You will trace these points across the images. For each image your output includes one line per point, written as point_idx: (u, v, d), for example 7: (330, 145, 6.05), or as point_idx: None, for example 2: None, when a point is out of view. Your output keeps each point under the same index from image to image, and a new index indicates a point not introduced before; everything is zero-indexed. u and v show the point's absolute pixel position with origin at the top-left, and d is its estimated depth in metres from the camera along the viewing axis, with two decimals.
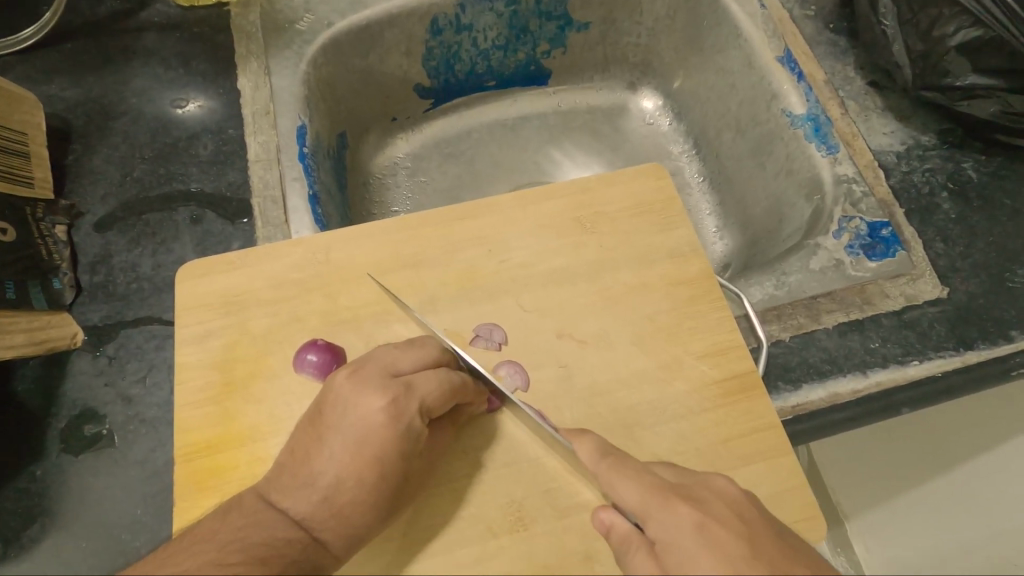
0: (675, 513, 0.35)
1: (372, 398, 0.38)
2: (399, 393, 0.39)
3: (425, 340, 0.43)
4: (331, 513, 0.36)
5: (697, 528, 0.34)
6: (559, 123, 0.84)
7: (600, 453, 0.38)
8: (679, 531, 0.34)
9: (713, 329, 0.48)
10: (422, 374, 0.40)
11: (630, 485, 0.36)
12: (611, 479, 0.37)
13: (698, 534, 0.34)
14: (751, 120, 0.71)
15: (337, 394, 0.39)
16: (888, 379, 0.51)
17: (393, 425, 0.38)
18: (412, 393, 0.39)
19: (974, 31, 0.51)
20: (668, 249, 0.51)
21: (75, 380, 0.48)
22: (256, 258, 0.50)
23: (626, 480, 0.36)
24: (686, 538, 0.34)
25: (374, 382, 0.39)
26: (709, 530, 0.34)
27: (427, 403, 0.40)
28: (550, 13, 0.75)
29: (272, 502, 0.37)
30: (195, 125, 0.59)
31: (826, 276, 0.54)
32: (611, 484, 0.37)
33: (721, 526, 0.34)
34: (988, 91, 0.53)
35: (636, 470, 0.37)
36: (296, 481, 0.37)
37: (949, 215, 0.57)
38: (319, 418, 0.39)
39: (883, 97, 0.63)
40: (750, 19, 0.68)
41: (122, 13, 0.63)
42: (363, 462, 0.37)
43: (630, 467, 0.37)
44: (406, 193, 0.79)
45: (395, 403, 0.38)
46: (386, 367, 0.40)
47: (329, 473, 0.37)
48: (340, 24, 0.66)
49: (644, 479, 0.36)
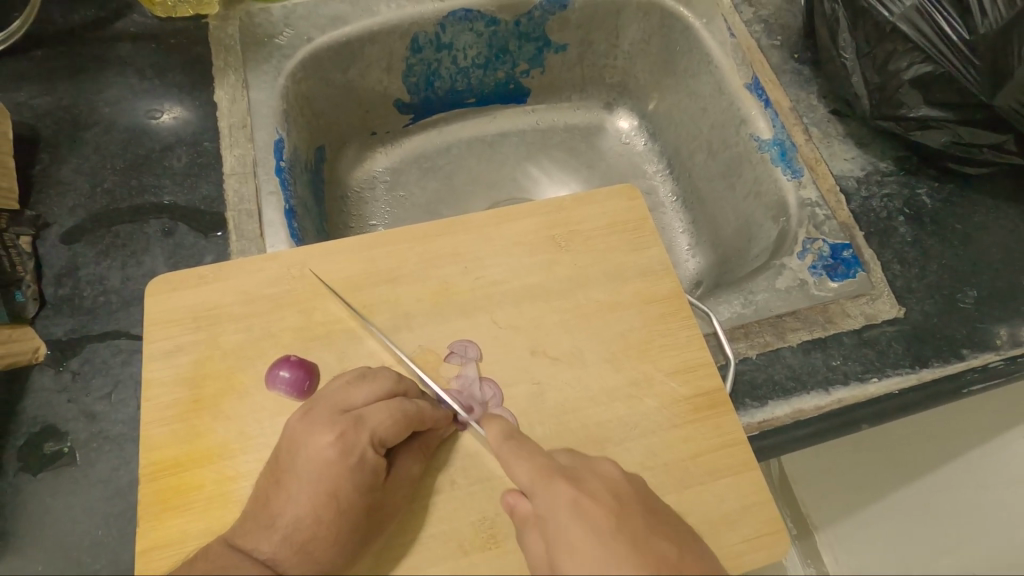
0: (557, 491, 0.37)
1: (321, 434, 0.39)
2: (348, 427, 0.39)
3: (377, 372, 0.43)
4: (293, 551, 0.36)
5: (580, 502, 0.37)
6: (538, 141, 0.85)
7: (506, 436, 0.41)
8: (557, 505, 0.37)
9: (683, 347, 0.50)
10: (373, 407, 0.41)
11: (522, 462, 0.39)
12: (506, 454, 0.40)
13: (575, 511, 0.36)
14: (721, 144, 0.73)
15: (290, 436, 0.40)
16: (849, 396, 0.53)
17: (345, 460, 0.38)
18: (361, 427, 0.39)
19: (925, 67, 0.53)
20: (640, 268, 0.53)
21: (36, 396, 0.47)
22: (231, 272, 0.49)
23: (518, 458, 0.39)
24: (570, 515, 0.36)
25: (322, 420, 0.40)
26: (581, 505, 0.37)
27: (378, 435, 0.40)
28: (529, 35, 0.76)
29: (236, 544, 0.37)
30: (170, 137, 0.59)
31: (791, 295, 0.57)
32: (506, 461, 0.40)
33: (585, 496, 0.37)
34: (940, 123, 0.56)
35: (531, 451, 0.40)
36: (257, 523, 0.37)
37: (905, 238, 0.60)
38: (276, 463, 0.39)
39: (844, 124, 0.66)
40: (720, 47, 0.71)
41: (97, 22, 0.63)
42: (316, 497, 0.37)
43: (526, 448, 0.40)
44: (384, 207, 0.79)
45: (344, 437, 0.39)
46: (337, 404, 0.41)
47: (287, 515, 0.37)
48: (321, 40, 0.66)
49: (536, 460, 0.39)
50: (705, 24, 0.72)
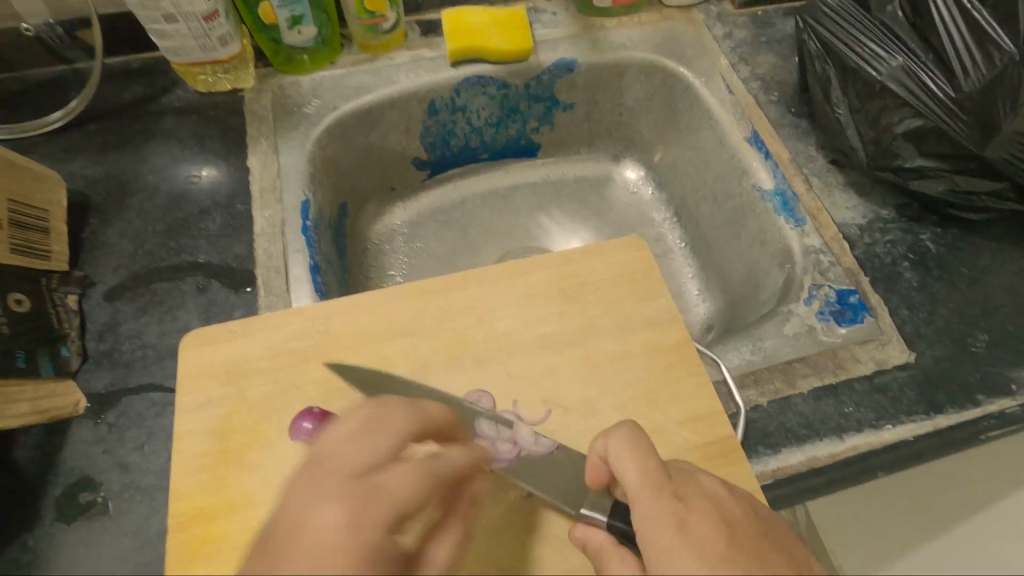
0: (685, 502, 0.35)
1: (341, 430, 0.38)
2: (368, 421, 0.39)
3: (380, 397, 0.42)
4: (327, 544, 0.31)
5: (701, 509, 0.35)
6: (548, 193, 0.89)
7: (628, 437, 0.39)
8: (661, 524, 0.35)
9: (692, 395, 0.51)
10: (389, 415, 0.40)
11: (634, 464, 0.37)
12: (619, 452, 0.38)
13: (707, 524, 0.34)
14: (725, 194, 0.76)
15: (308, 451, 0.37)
16: (864, 443, 0.53)
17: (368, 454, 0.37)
18: (382, 432, 0.39)
19: (916, 121, 0.56)
20: (648, 318, 0.55)
21: (74, 447, 0.50)
22: (259, 327, 0.53)
23: (629, 460, 0.38)
24: (695, 525, 0.34)
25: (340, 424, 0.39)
26: (688, 524, 0.34)
27: (403, 429, 0.39)
28: (538, 96, 0.81)
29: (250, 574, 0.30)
30: (206, 200, 0.64)
31: (799, 341, 0.58)
32: (615, 462, 0.38)
33: (703, 504, 0.35)
34: (936, 172, 0.58)
35: (634, 455, 0.38)
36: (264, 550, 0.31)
37: (911, 283, 0.61)
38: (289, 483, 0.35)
39: (844, 174, 0.68)
40: (719, 104, 0.75)
41: (145, 99, 0.69)
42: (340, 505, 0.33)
43: (627, 455, 0.38)
44: (402, 258, 0.82)
45: (365, 427, 0.38)
46: (387, 432, 0.39)
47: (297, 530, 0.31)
48: (345, 107, 0.72)
49: (638, 467, 0.37)
50: (705, 83, 0.77)
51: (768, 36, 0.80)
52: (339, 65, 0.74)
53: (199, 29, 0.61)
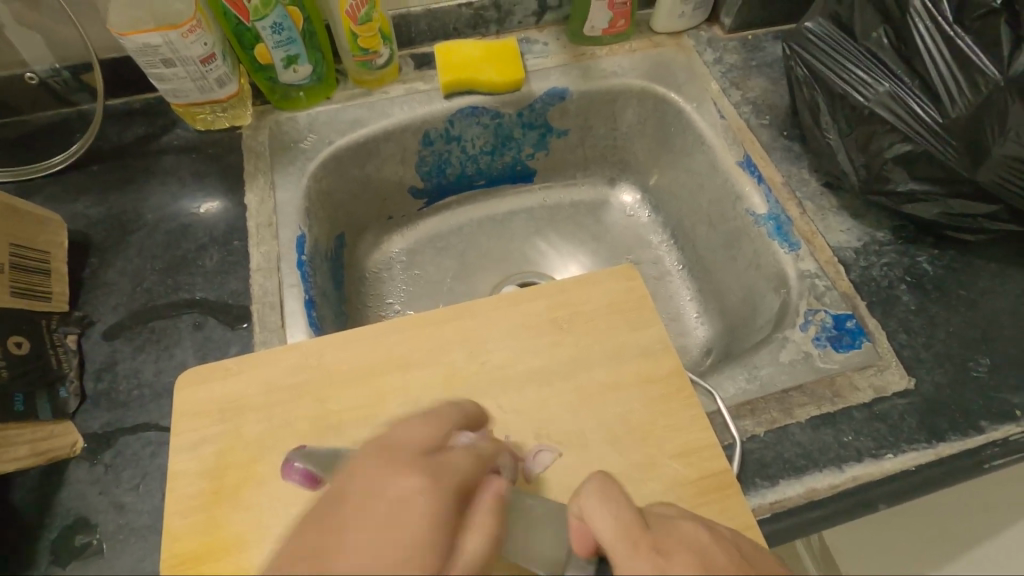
0: (666, 542, 0.34)
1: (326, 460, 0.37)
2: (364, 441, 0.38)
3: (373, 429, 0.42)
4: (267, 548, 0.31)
5: (686, 550, 0.33)
6: (545, 217, 0.90)
7: (597, 487, 0.37)
8: None
9: (686, 427, 0.50)
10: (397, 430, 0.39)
11: (609, 517, 0.35)
12: (591, 505, 0.36)
13: (698, 557, 0.33)
14: (720, 217, 0.76)
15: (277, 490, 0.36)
16: (864, 473, 0.52)
17: (391, 463, 0.34)
18: (395, 444, 0.36)
19: (905, 146, 0.56)
20: (640, 348, 0.54)
21: (71, 488, 0.50)
22: (252, 365, 0.53)
23: (602, 508, 0.36)
24: (687, 566, 0.32)
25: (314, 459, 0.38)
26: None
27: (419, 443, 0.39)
28: (532, 123, 0.82)
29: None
30: (204, 237, 0.65)
31: (795, 368, 0.57)
32: (589, 513, 0.36)
33: (687, 541, 0.34)
34: (929, 195, 0.58)
35: (609, 503, 0.36)
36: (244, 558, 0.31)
37: (909, 306, 0.60)
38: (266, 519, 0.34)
39: (838, 196, 0.68)
40: (711, 128, 0.76)
41: (146, 138, 0.71)
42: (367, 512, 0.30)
43: (600, 503, 0.36)
44: (400, 286, 0.83)
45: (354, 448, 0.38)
46: (379, 460, 0.34)
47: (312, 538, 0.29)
48: (341, 141, 0.73)
49: (613, 517, 0.35)
50: (696, 107, 0.77)
51: (758, 60, 0.80)
52: (335, 101, 0.76)
53: (196, 72, 0.63)
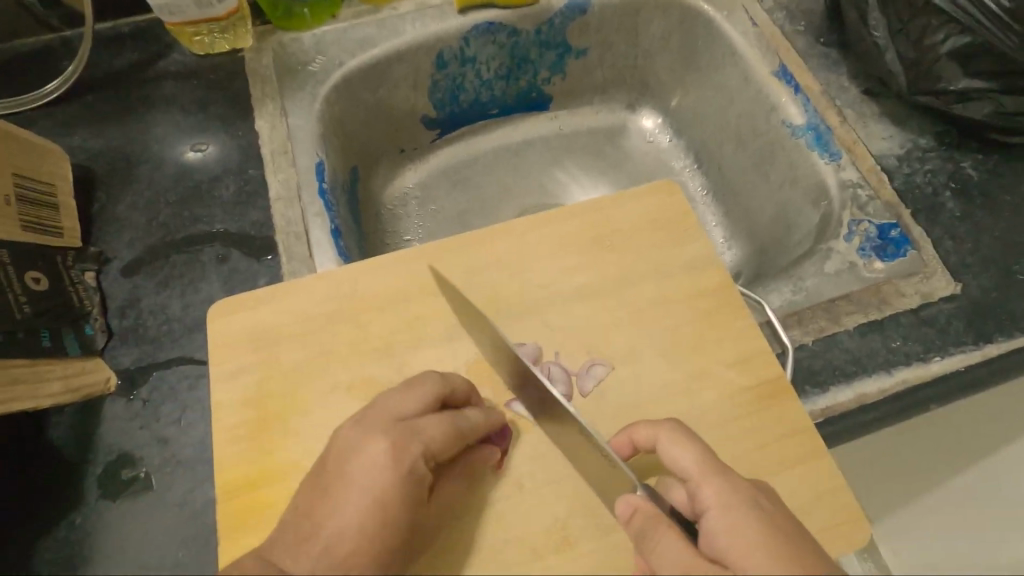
0: (731, 482, 0.37)
1: (375, 443, 0.37)
2: (402, 437, 0.38)
3: (422, 378, 0.41)
4: (338, 560, 0.35)
5: (744, 493, 0.37)
6: (563, 145, 0.86)
7: (679, 427, 0.41)
8: (721, 499, 0.37)
9: (739, 337, 0.49)
10: (426, 417, 0.39)
11: (693, 449, 0.39)
12: (672, 440, 0.40)
13: (752, 503, 0.36)
14: (751, 133, 0.73)
15: (341, 445, 0.38)
16: (912, 376, 0.51)
17: (399, 467, 0.37)
18: (416, 436, 0.38)
19: (962, 38, 0.53)
20: (686, 261, 0.53)
21: (110, 424, 0.49)
22: (287, 293, 0.51)
23: (685, 446, 0.39)
24: (743, 504, 0.36)
25: (377, 427, 0.38)
26: (746, 499, 0.37)
27: (432, 447, 0.38)
28: (550, 42, 0.77)
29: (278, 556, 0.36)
30: (216, 168, 0.61)
31: (840, 278, 0.56)
32: (671, 448, 0.39)
33: (746, 486, 0.37)
34: (982, 93, 0.56)
35: (691, 438, 0.40)
36: (299, 536, 0.36)
37: (953, 213, 0.59)
38: (323, 473, 0.38)
39: (878, 103, 0.65)
40: (743, 38, 0.71)
41: (141, 64, 0.65)
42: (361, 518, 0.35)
43: (684, 436, 0.40)
44: (417, 222, 0.80)
45: (398, 445, 0.37)
46: (368, 474, 0.36)
47: (337, 522, 0.35)
48: (351, 63, 0.68)
49: (698, 448, 0.39)
50: (727, 16, 0.73)
51: None
52: (341, 18, 0.70)
53: None
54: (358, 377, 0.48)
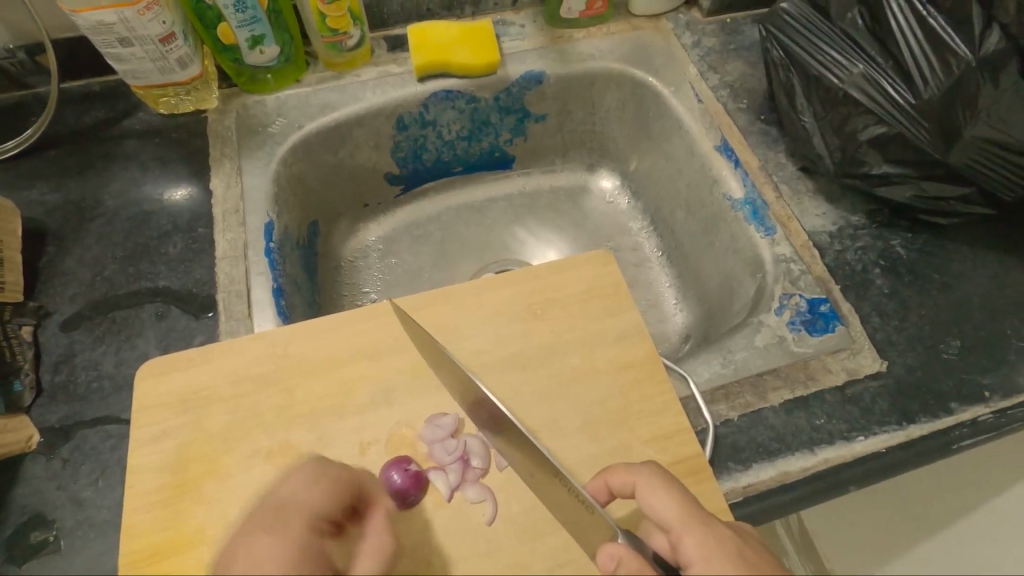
0: (711, 533, 0.36)
1: (252, 530, 0.37)
2: (276, 508, 0.38)
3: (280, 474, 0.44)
4: None
5: (724, 544, 0.36)
6: (524, 204, 0.89)
7: (655, 472, 0.40)
8: (703, 554, 0.35)
9: (660, 413, 0.50)
10: (299, 488, 0.41)
11: (671, 497, 0.38)
12: (650, 488, 0.39)
13: (734, 554, 0.35)
14: (698, 202, 0.75)
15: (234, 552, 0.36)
16: (835, 456, 0.52)
17: (289, 533, 0.36)
18: (292, 498, 0.39)
19: (879, 128, 0.55)
20: (615, 334, 0.54)
21: (26, 483, 0.48)
22: (217, 354, 0.51)
23: (661, 493, 0.38)
24: (722, 555, 0.35)
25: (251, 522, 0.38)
26: (731, 553, 0.35)
27: (315, 508, 0.39)
28: (509, 108, 0.80)
29: None
30: (168, 224, 0.63)
31: (769, 353, 0.57)
32: (648, 495, 0.38)
33: (726, 536, 0.36)
34: (902, 178, 0.58)
35: (669, 484, 0.38)
36: None
37: (882, 290, 0.60)
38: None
39: (813, 180, 0.67)
40: (688, 112, 0.75)
41: (106, 122, 0.68)
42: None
43: (664, 483, 0.39)
44: (376, 275, 0.82)
45: (272, 515, 0.38)
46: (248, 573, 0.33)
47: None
48: (310, 126, 0.71)
49: (675, 495, 0.38)
50: (674, 92, 0.76)
51: (737, 43, 0.79)
52: (304, 83, 0.73)
53: (156, 52, 0.61)
54: (278, 444, 0.48)
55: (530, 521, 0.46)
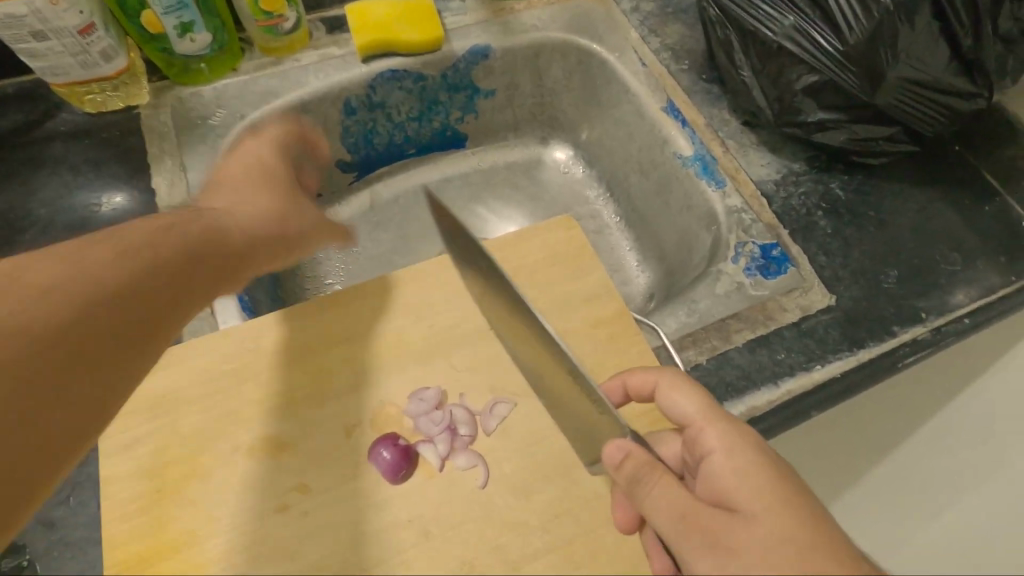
0: (720, 427, 0.41)
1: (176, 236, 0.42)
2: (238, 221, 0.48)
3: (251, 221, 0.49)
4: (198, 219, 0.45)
5: (744, 437, 0.41)
6: (481, 181, 0.89)
7: (678, 376, 0.45)
8: (725, 442, 0.40)
9: (635, 364, 0.52)
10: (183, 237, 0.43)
11: (696, 397, 0.43)
12: (680, 390, 0.43)
13: (746, 445, 0.40)
14: (650, 163, 0.78)
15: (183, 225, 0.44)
16: (797, 386, 0.55)
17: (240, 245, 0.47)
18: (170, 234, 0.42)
19: (812, 77, 0.59)
20: (585, 294, 0.55)
21: None
22: (184, 355, 0.49)
23: (687, 394, 0.43)
24: (742, 443, 0.40)
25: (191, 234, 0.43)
26: (746, 443, 0.40)
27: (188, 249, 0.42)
28: (457, 85, 0.80)
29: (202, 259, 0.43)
30: (110, 228, 0.59)
31: (730, 298, 0.60)
32: (674, 396, 0.43)
33: (745, 431, 0.41)
34: (837, 123, 0.62)
35: (697, 387, 0.44)
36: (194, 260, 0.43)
37: (826, 230, 0.64)
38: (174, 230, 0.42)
39: (756, 133, 0.71)
40: (634, 77, 0.77)
41: (26, 126, 0.63)
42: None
43: (692, 386, 0.44)
44: (339, 265, 0.80)
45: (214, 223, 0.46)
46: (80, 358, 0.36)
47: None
48: (254, 115, 0.68)
49: (701, 395, 0.43)
50: (619, 57, 0.78)
51: (674, 6, 0.81)
52: (242, 71, 0.70)
53: (75, 45, 0.57)
54: (260, 436, 0.47)
55: (522, 480, 0.47)
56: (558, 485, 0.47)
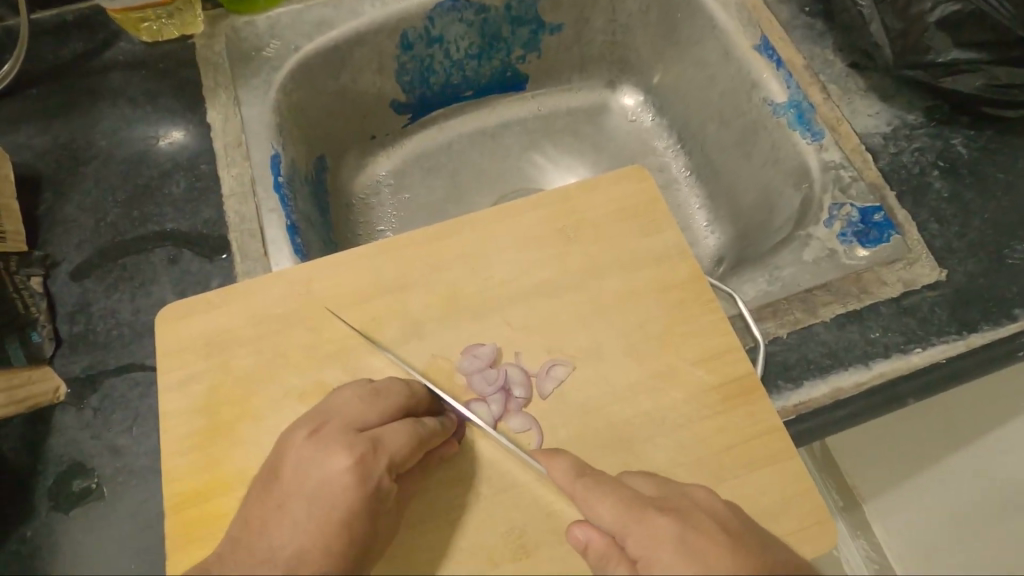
0: (652, 526, 0.34)
1: (336, 457, 0.36)
2: (365, 451, 0.37)
3: (390, 388, 0.41)
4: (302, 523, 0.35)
5: (665, 535, 0.33)
6: (541, 127, 0.83)
7: (588, 473, 0.38)
8: (654, 542, 0.33)
9: (708, 333, 0.47)
10: (388, 427, 0.39)
11: (609, 500, 0.36)
12: (592, 494, 0.37)
13: (677, 544, 0.33)
14: (734, 111, 0.69)
15: (296, 457, 0.37)
16: (892, 368, 0.49)
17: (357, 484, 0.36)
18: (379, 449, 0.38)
19: (953, 5, 0.50)
20: (655, 253, 0.50)
21: (61, 434, 0.48)
22: (238, 296, 0.49)
23: (602, 499, 0.36)
24: (663, 544, 0.33)
25: (336, 441, 0.37)
26: (689, 540, 0.33)
27: (394, 459, 0.38)
28: (521, 18, 0.73)
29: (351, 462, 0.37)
30: (167, 163, 0.59)
31: (819, 267, 0.53)
32: (591, 503, 0.37)
33: (662, 529, 0.33)
34: (972, 64, 0.52)
35: (609, 484, 0.37)
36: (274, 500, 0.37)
37: (940, 194, 0.56)
38: (272, 486, 0.37)
39: (865, 78, 0.62)
40: (723, 9, 0.67)
41: (86, 54, 0.62)
42: (340, 555, 0.35)
43: (603, 483, 0.37)
44: (390, 212, 0.77)
45: (361, 462, 0.36)
46: (350, 422, 0.39)
47: (290, 545, 0.34)
48: (307, 48, 0.65)
49: (619, 495, 0.36)
50: None
51: None
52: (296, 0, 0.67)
53: None
54: (310, 382, 0.46)
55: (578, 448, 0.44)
56: (615, 456, 0.44)
